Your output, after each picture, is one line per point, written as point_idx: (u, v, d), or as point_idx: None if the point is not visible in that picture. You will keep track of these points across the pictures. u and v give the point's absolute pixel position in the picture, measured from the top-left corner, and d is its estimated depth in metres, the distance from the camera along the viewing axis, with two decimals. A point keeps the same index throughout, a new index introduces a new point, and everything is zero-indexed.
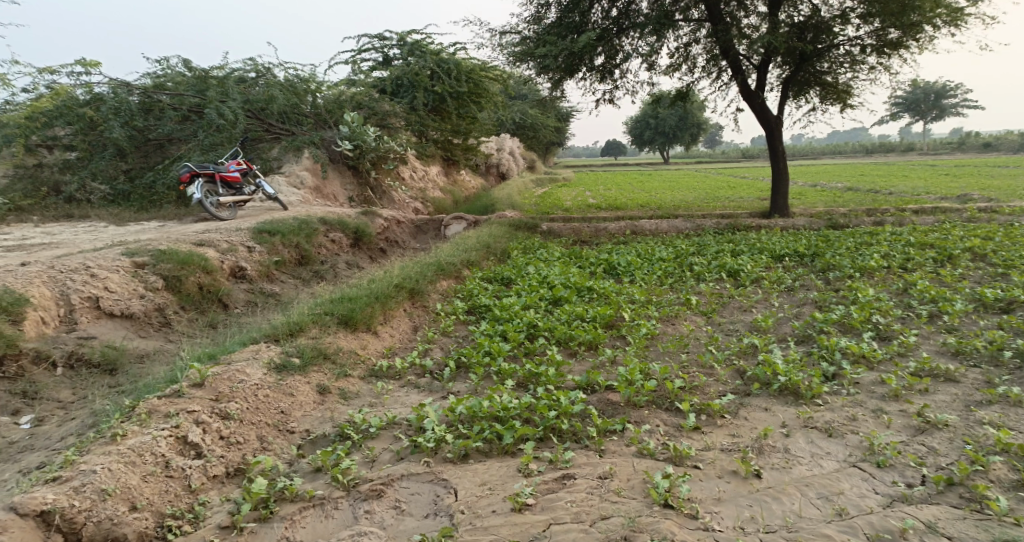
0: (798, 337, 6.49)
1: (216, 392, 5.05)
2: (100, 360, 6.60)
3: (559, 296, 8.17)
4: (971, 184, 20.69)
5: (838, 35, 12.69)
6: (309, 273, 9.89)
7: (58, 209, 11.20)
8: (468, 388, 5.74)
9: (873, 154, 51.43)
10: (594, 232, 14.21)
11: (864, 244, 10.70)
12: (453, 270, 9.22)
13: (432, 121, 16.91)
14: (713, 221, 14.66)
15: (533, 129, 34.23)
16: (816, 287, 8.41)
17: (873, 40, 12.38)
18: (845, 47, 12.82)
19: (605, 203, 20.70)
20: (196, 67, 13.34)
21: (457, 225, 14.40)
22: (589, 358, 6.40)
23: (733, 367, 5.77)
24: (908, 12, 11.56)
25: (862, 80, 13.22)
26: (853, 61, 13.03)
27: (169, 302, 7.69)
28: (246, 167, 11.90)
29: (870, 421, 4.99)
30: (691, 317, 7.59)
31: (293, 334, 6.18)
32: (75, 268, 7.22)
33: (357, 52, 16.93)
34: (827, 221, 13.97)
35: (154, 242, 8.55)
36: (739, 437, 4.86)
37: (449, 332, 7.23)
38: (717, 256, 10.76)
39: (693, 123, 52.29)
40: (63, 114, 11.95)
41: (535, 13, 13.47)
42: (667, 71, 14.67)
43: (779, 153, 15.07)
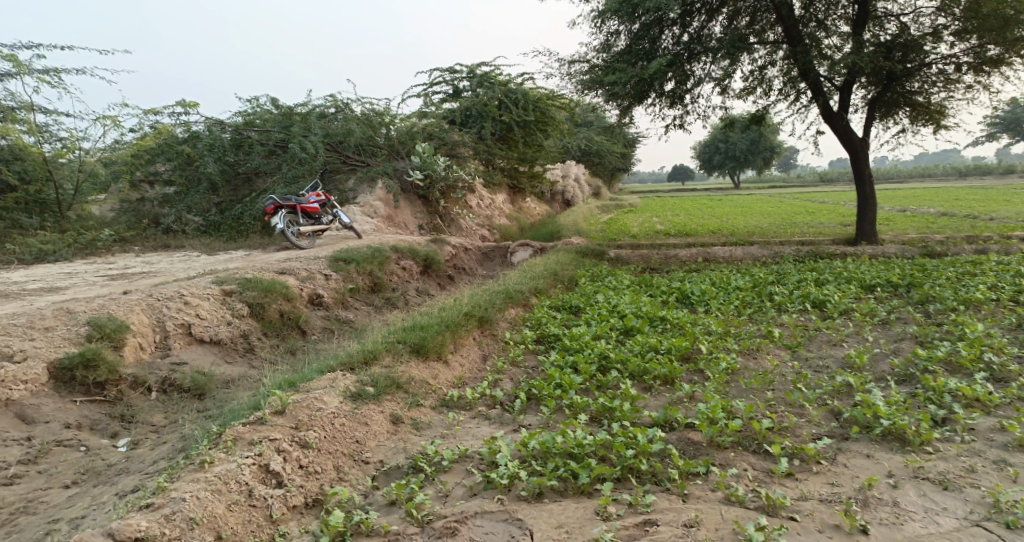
0: (899, 376, 6.50)
1: (296, 419, 5.12)
2: (190, 385, 6.84)
3: (630, 326, 7.99)
4: None
5: (930, 53, 12.18)
6: (381, 300, 10.03)
7: (156, 240, 11.81)
8: (539, 421, 5.63)
9: (963, 177, 49.00)
10: (665, 258, 13.95)
11: (966, 275, 10.31)
12: (521, 298, 9.16)
13: (499, 149, 17.09)
14: (793, 248, 14.17)
15: (598, 155, 34.18)
16: (914, 322, 8.17)
17: (970, 58, 11.81)
18: (938, 65, 12.29)
19: (673, 229, 20.36)
20: (283, 105, 13.91)
21: (522, 252, 14.41)
22: (666, 393, 6.22)
23: (827, 408, 5.56)
24: (1011, 27, 11.03)
25: (957, 98, 12.61)
26: (948, 80, 12.46)
27: (253, 329, 7.92)
28: (325, 198, 12.27)
29: (993, 474, 4.71)
30: (775, 352, 7.40)
31: (368, 362, 6.23)
32: (171, 296, 7.54)
33: (428, 85, 17.32)
34: (922, 249, 13.30)
35: (241, 270, 8.86)
36: (838, 486, 4.62)
37: (518, 362, 7.13)
38: (800, 284, 10.40)
39: (764, 147, 51.14)
40: (164, 152, 12.67)
41: (604, 41, 13.42)
42: (741, 95, 14.38)
43: (866, 177, 14.52)
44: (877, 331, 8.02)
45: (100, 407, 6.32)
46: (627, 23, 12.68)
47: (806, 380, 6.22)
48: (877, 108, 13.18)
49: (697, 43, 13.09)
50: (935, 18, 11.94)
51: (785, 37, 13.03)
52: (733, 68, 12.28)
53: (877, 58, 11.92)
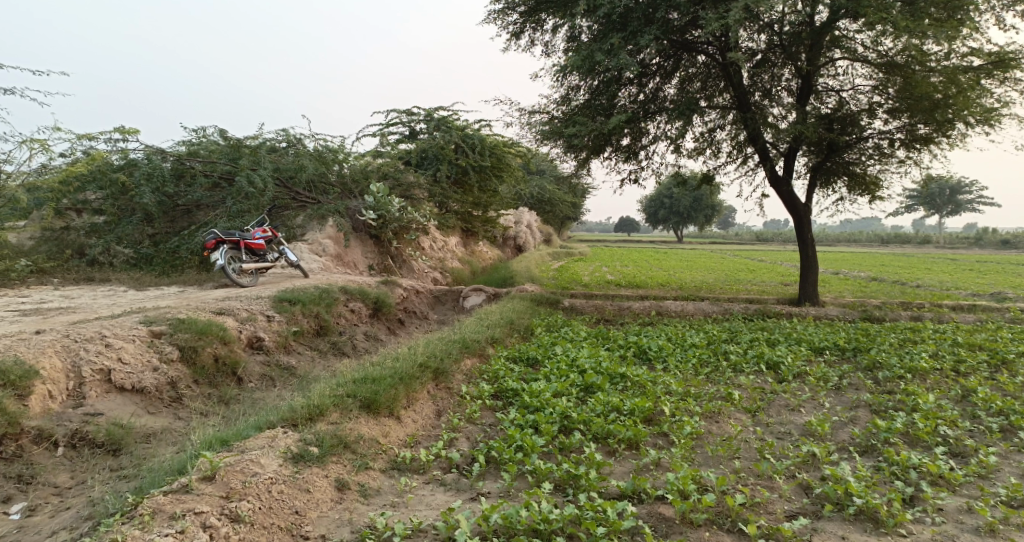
0: (860, 446, 6.32)
1: (227, 487, 4.60)
2: (105, 439, 6.19)
3: (591, 383, 7.66)
4: (999, 281, 20.31)
5: (868, 128, 12.47)
6: (327, 344, 9.48)
7: (80, 272, 11.07)
8: (499, 488, 5.20)
9: (888, 244, 51.27)
10: (618, 310, 13.76)
11: (907, 341, 10.39)
12: (477, 348, 8.75)
13: (454, 193, 16.82)
14: (740, 305, 14.19)
15: (550, 204, 34.27)
16: (866, 389, 8.06)
17: (903, 135, 12.07)
18: (874, 139, 12.58)
19: (624, 280, 20.35)
20: (232, 137, 13.38)
21: (476, 297, 14.03)
22: (630, 458, 5.88)
23: (797, 482, 5.28)
24: (940, 110, 11.33)
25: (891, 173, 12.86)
26: (881, 154, 12.74)
27: (182, 375, 7.29)
28: (271, 235, 11.73)
29: None
30: (737, 415, 7.15)
31: (313, 418, 5.71)
32: (91, 337, 6.90)
33: (385, 124, 17.03)
34: (862, 312, 13.50)
35: (174, 309, 8.23)
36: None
37: (475, 419, 6.70)
38: (752, 344, 10.28)
39: (708, 204, 52.34)
40: (96, 179, 11.95)
41: (564, 94, 13.36)
42: (692, 154, 14.51)
43: (809, 241, 14.68)
44: (835, 397, 7.88)
45: None
46: (588, 78, 12.65)
47: (773, 450, 5.95)
48: (817, 177, 13.40)
49: (650, 104, 13.13)
50: (872, 96, 12.26)
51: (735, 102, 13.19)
52: (686, 130, 12.33)
53: (822, 129, 12.13)
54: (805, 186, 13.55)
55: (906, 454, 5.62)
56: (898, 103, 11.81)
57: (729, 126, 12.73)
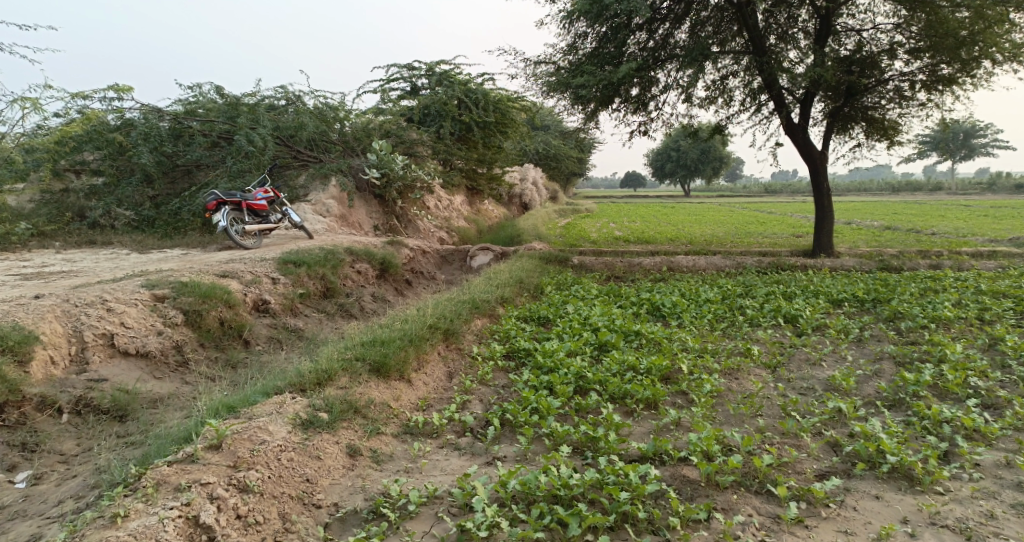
0: (888, 400, 6.15)
1: (234, 456, 4.46)
2: (110, 406, 6.05)
3: (605, 341, 7.48)
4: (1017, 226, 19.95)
5: (888, 70, 12.03)
6: (334, 306, 9.30)
7: (81, 235, 10.86)
8: (516, 452, 5.04)
9: (900, 192, 50.56)
10: (629, 267, 13.52)
11: (929, 290, 10.14)
12: (487, 309, 8.55)
13: (458, 150, 16.47)
14: (754, 258, 13.91)
15: (556, 160, 33.71)
16: (889, 341, 7.86)
17: (925, 75, 11.67)
18: (894, 81, 12.16)
19: (633, 235, 20.08)
20: (228, 94, 13.04)
21: (483, 256, 13.82)
22: (649, 419, 5.72)
23: (826, 440, 5.09)
24: (966, 46, 10.89)
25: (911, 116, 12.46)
26: (901, 97, 12.33)
27: (187, 339, 7.14)
28: (273, 195, 11.48)
29: (1013, 520, 4.35)
30: (758, 371, 6.98)
31: (321, 383, 5.54)
32: (91, 302, 6.73)
33: (385, 80, 16.61)
34: (879, 262, 13.22)
35: (176, 272, 8.05)
36: (855, 536, 4.21)
37: (487, 381, 6.54)
38: (768, 298, 10.07)
39: (716, 157, 51.45)
40: (92, 139, 11.64)
41: (570, 43, 12.92)
42: (703, 104, 14.10)
43: (824, 190, 14.31)
44: (856, 350, 7.69)
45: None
46: (596, 25, 12.21)
47: (795, 406, 5.78)
48: (834, 124, 13.00)
49: (660, 51, 12.70)
50: (892, 35, 11.82)
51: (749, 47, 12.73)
52: (697, 77, 11.91)
53: (840, 72, 11.71)
54: (822, 134, 13.16)
55: (937, 408, 5.43)
56: (919, 42, 11.37)
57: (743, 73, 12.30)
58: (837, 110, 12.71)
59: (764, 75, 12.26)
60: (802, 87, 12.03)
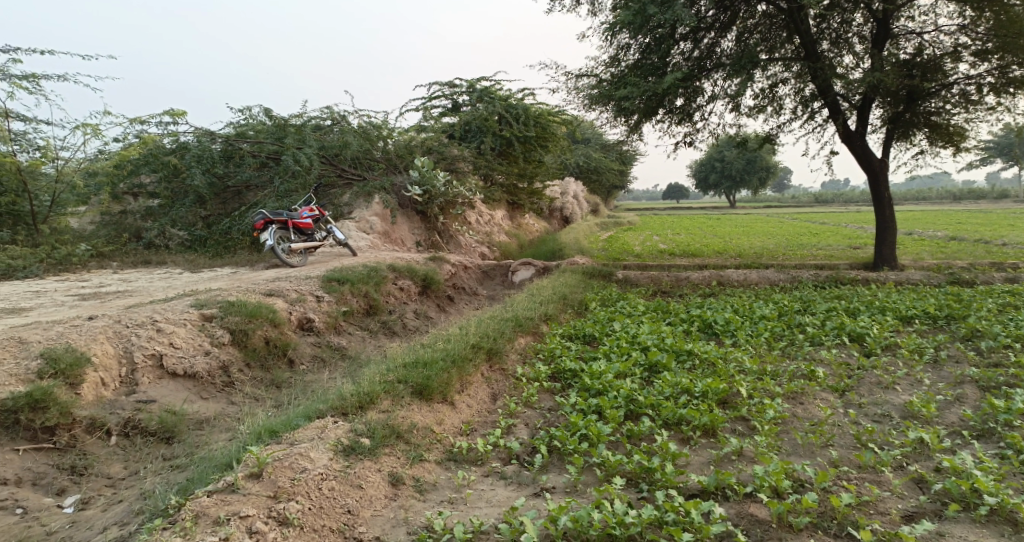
0: (975, 430, 5.80)
1: (275, 486, 4.28)
2: (157, 428, 5.96)
3: (656, 362, 7.16)
4: None
5: (952, 73, 11.46)
6: (376, 324, 9.16)
7: (138, 256, 10.98)
8: (565, 483, 4.76)
9: (957, 199, 48.68)
10: (676, 282, 13.12)
11: (1006, 306, 9.52)
12: (531, 326, 8.29)
13: (499, 165, 16.31)
14: (811, 272, 13.36)
15: (596, 173, 33.34)
16: (969, 363, 7.35)
17: (993, 78, 11.09)
18: (959, 85, 11.58)
19: (679, 248, 19.62)
20: (277, 116, 13.10)
21: (524, 271, 13.59)
22: (708, 447, 5.40)
23: (911, 477, 4.78)
24: None
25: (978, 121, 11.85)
26: (967, 101, 11.73)
27: (234, 360, 7.05)
28: (318, 213, 11.46)
29: None
30: (824, 396, 6.58)
31: (363, 406, 5.33)
32: (142, 322, 6.70)
33: (427, 98, 16.61)
34: (948, 276, 12.55)
35: (224, 292, 8.01)
36: None
37: (532, 403, 6.28)
38: (829, 315, 9.59)
39: (763, 166, 50.33)
40: (149, 162, 11.68)
41: (613, 55, 12.67)
42: (752, 113, 13.68)
43: (885, 200, 13.72)
44: (931, 372, 7.21)
45: (47, 456, 5.47)
46: (639, 36, 11.96)
47: (870, 437, 5.45)
48: (893, 131, 12.43)
49: (706, 60, 12.39)
50: (956, 37, 11.27)
51: (800, 53, 12.29)
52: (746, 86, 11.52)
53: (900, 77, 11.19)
54: (881, 141, 12.61)
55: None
56: (986, 43, 10.79)
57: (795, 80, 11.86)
58: (897, 116, 12.15)
59: (818, 82, 11.79)
60: (858, 93, 11.54)
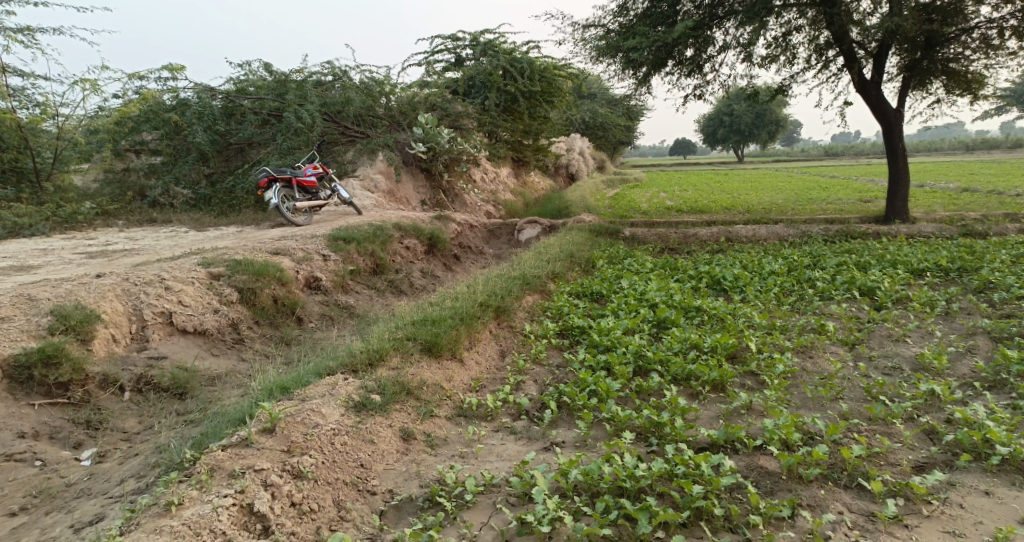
0: (986, 382, 5.77)
1: (288, 441, 4.31)
2: (169, 384, 6.00)
3: (664, 318, 7.14)
4: None
5: (973, 17, 11.16)
6: (384, 283, 9.15)
7: (143, 214, 10.95)
8: (575, 438, 4.78)
9: (968, 152, 47.99)
10: (684, 238, 13.03)
11: (1019, 258, 9.42)
12: (539, 285, 8.25)
13: (504, 121, 16.10)
14: (821, 227, 13.23)
15: (603, 129, 32.93)
16: (981, 315, 7.31)
17: (1014, 21, 10.82)
18: (980, 29, 11.29)
19: (686, 205, 19.47)
20: (277, 71, 12.90)
21: (531, 229, 13.53)
22: (717, 402, 5.41)
23: (921, 429, 4.78)
24: None
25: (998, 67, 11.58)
26: (987, 46, 11.46)
27: (243, 317, 7.07)
28: (322, 171, 11.38)
29: None
30: (834, 349, 6.58)
31: (373, 363, 5.34)
32: (150, 280, 6.70)
33: (430, 53, 16.34)
34: (960, 228, 12.42)
35: (231, 250, 7.99)
36: (963, 538, 3.88)
37: (541, 359, 6.29)
38: (839, 269, 9.52)
39: (771, 120, 49.63)
40: (150, 119, 11.65)
41: (622, 4, 12.39)
42: (764, 63, 13.39)
43: (899, 151, 13.47)
44: (943, 325, 7.19)
45: (62, 411, 5.50)
46: None
47: (881, 390, 5.45)
48: (910, 79, 12.25)
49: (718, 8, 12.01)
50: None
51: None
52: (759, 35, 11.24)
53: (920, 22, 10.90)
54: (897, 90, 12.41)
55: None
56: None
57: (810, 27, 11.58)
58: (914, 63, 11.93)
59: (834, 29, 11.52)
60: (875, 39, 11.26)
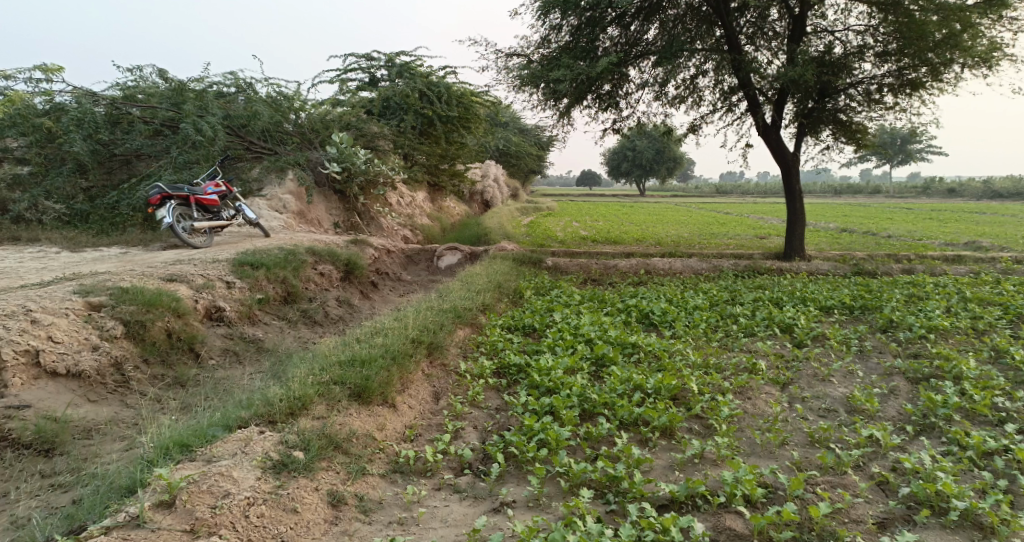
0: (918, 425, 5.64)
1: (191, 518, 3.71)
2: (33, 439, 5.15)
3: (602, 355, 6.81)
4: (968, 229, 20.06)
5: (858, 72, 11.53)
6: (296, 313, 8.43)
7: (5, 231, 9.82)
8: (526, 496, 4.38)
9: (843, 192, 51.32)
10: (604, 269, 12.92)
11: (914, 297, 9.73)
12: (469, 317, 7.79)
13: (421, 145, 15.60)
14: (730, 261, 13.45)
15: (516, 157, 32.92)
16: (894, 354, 7.36)
17: (893, 79, 11.35)
18: (863, 85, 11.69)
19: (600, 235, 19.52)
20: (173, 78, 11.95)
21: (451, 256, 13.07)
22: (668, 450, 5.10)
23: (877, 481, 4.60)
24: (932, 48, 10.62)
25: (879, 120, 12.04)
26: (870, 100, 11.85)
27: (129, 355, 6.24)
28: (225, 189, 10.53)
29: None
30: (769, 390, 6.36)
31: (294, 413, 4.69)
32: (12, 313, 5.78)
33: (343, 70, 15.73)
34: (854, 266, 12.89)
35: (115, 276, 7.11)
36: None
37: (478, 402, 5.82)
38: (756, 305, 9.53)
39: (671, 156, 51.44)
40: (18, 124, 10.57)
41: (544, 36, 12.28)
42: (673, 103, 13.58)
43: (797, 192, 13.92)
44: (860, 364, 7.14)
45: None
46: (570, 17, 11.63)
47: (826, 435, 5.22)
48: (804, 126, 12.44)
49: (634, 47, 12.08)
50: (863, 38, 11.44)
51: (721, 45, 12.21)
52: (670, 76, 11.33)
53: (817, 72, 11.19)
54: (792, 136, 12.67)
55: (980, 438, 5.10)
56: (889, 45, 11.05)
57: (714, 71, 11.71)
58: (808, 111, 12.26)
59: (738, 74, 11.73)
60: (773, 88, 11.58)
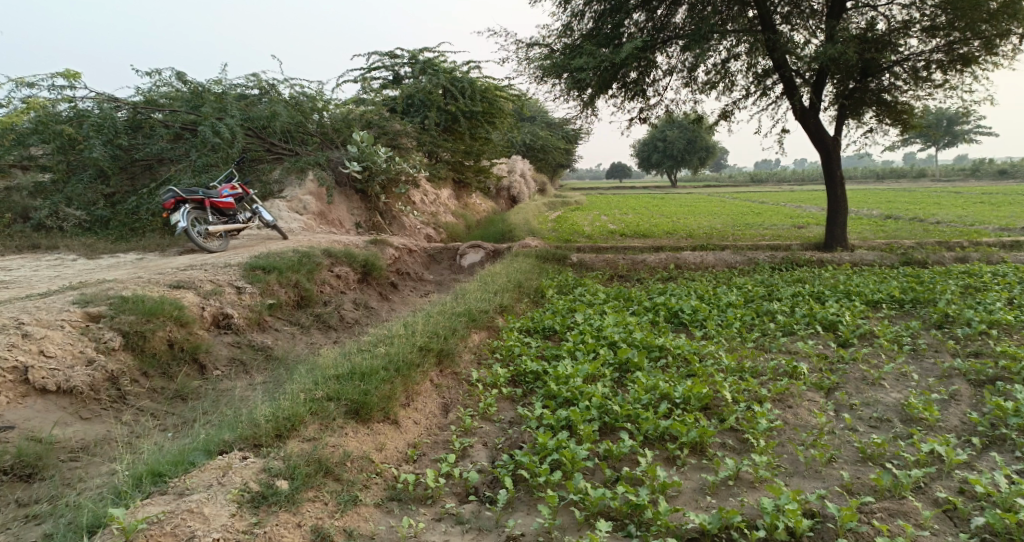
0: (986, 438, 5.04)
1: None
2: (14, 463, 4.82)
3: (626, 360, 6.28)
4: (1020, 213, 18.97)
5: (903, 48, 10.75)
6: (309, 318, 8.06)
7: (24, 239, 9.65)
8: (538, 528, 3.99)
9: (884, 178, 49.60)
10: (633, 265, 12.34)
11: (969, 288, 8.98)
12: (486, 321, 7.31)
13: (444, 141, 15.16)
14: (766, 253, 12.75)
15: (543, 151, 32.26)
16: (951, 354, 6.68)
17: (941, 54, 10.55)
18: (908, 62, 10.90)
19: (629, 229, 18.83)
20: (192, 81, 11.67)
21: (474, 254, 12.63)
22: (699, 470, 4.59)
23: (942, 508, 4.13)
24: (986, 18, 9.85)
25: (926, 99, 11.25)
26: (916, 78, 11.07)
27: (125, 369, 5.91)
28: (241, 191, 10.22)
29: None
30: (812, 396, 5.75)
31: (281, 435, 4.27)
32: (2, 326, 5.49)
33: (366, 68, 15.37)
34: (900, 255, 12.10)
35: (121, 284, 6.79)
36: None
37: (491, 415, 5.35)
38: (796, 300, 8.88)
39: (704, 145, 50.22)
40: (38, 131, 10.40)
41: (566, 23, 11.74)
42: (703, 89, 12.94)
43: (836, 179, 13.15)
44: (914, 365, 6.48)
45: None
46: None
47: (879, 451, 4.65)
48: (844, 108, 11.67)
49: (661, 32, 11.45)
50: (908, 12, 10.68)
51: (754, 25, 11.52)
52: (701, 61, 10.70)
53: (858, 50, 10.44)
54: (831, 119, 11.92)
55: None
56: (936, 18, 10.27)
57: (747, 53, 11.04)
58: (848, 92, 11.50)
59: (773, 56, 11.02)
60: (811, 69, 10.85)
